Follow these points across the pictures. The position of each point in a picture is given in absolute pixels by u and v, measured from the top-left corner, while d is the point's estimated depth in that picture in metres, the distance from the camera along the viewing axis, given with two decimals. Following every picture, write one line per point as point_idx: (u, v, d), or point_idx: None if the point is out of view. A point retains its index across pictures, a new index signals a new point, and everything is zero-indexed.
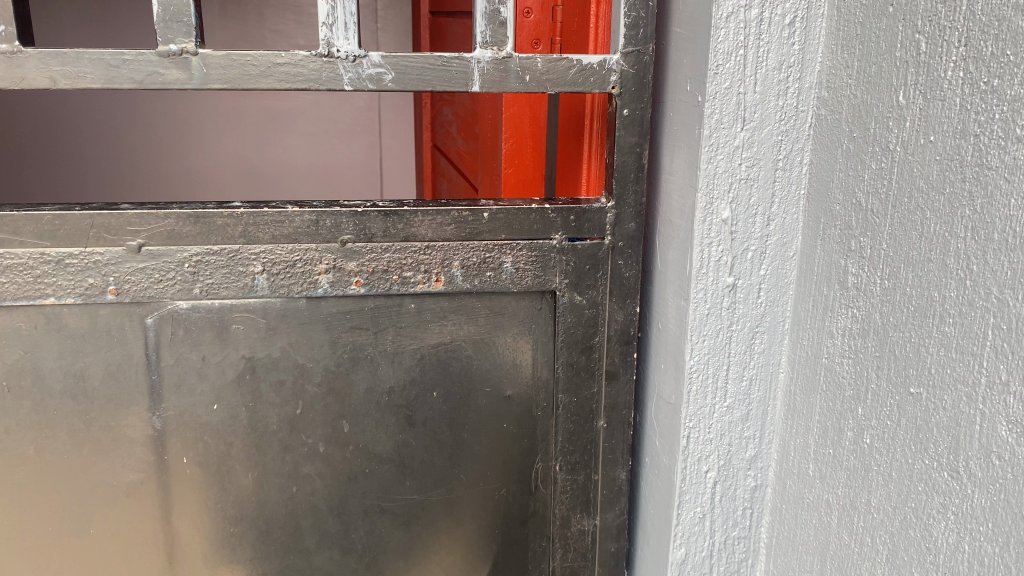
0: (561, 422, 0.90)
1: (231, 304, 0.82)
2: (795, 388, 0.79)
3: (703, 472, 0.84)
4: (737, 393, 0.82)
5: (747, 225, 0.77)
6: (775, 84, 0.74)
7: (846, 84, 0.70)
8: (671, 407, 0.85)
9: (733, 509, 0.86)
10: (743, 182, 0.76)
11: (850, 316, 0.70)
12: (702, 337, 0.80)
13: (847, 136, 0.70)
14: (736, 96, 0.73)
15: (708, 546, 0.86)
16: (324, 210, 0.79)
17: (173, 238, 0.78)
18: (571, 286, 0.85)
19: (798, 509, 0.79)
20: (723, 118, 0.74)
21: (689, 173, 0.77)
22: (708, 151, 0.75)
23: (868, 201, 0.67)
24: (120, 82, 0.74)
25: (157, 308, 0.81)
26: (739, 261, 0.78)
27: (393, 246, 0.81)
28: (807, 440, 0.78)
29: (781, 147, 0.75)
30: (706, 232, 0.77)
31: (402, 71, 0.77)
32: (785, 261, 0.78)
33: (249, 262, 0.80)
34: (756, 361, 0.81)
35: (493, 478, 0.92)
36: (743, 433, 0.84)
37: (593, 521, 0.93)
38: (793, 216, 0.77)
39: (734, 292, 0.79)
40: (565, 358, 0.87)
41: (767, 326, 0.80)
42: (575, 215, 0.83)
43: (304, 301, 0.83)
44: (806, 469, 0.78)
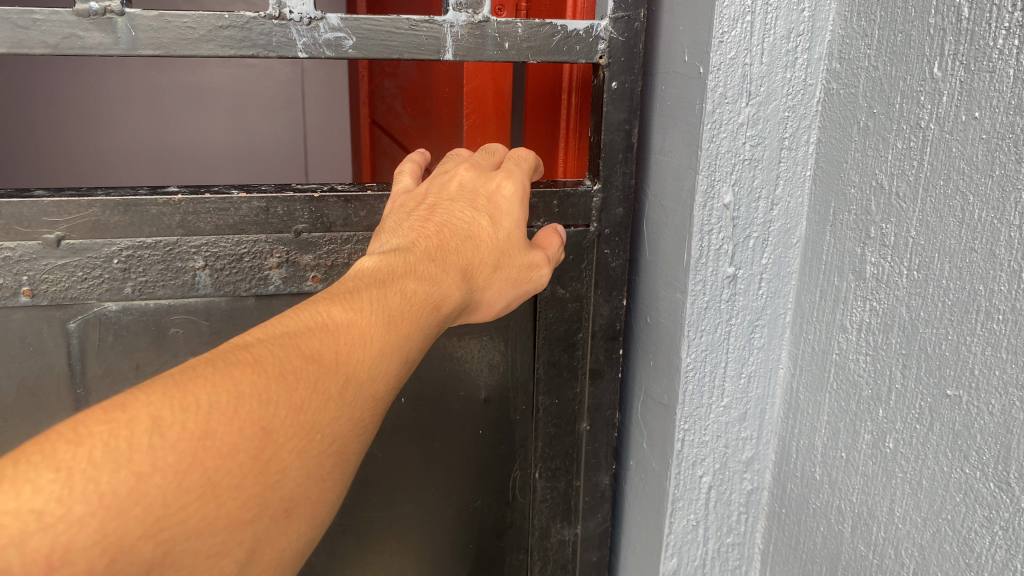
0: (542, 427, 0.82)
1: (169, 305, 0.72)
2: (798, 384, 0.74)
3: (698, 476, 0.78)
4: (736, 391, 0.76)
5: (750, 210, 0.71)
6: (783, 55, 0.67)
7: (864, 55, 0.63)
8: (663, 408, 0.78)
9: (728, 514, 0.80)
10: (747, 163, 0.69)
11: (868, 309, 0.64)
12: (700, 332, 0.73)
13: (865, 112, 0.63)
14: (741, 68, 0.66)
15: (701, 554, 0.81)
16: (276, 195, 0.70)
17: (98, 230, 0.67)
18: (554, 279, 0.78)
19: (802, 514, 0.73)
20: (727, 90, 0.67)
21: (688, 153, 0.69)
22: (711, 129, 0.67)
23: (892, 184, 0.61)
24: (30, 46, 0.63)
25: (82, 310, 0.70)
26: (740, 249, 0.72)
27: (355, 236, 0.73)
28: (813, 441, 0.72)
29: (788, 125, 0.69)
30: (706, 218, 0.69)
31: (364, 35, 0.68)
32: (788, 249, 0.72)
33: (189, 257, 0.70)
34: (755, 357, 0.76)
35: (466, 489, 0.83)
36: (739, 434, 0.78)
37: (573, 530, 0.86)
38: (797, 199, 0.71)
39: (734, 283, 0.72)
40: (546, 356, 0.80)
41: (767, 320, 0.74)
42: (558, 200, 0.75)
43: (253, 300, 0.73)
44: (811, 473, 0.72)
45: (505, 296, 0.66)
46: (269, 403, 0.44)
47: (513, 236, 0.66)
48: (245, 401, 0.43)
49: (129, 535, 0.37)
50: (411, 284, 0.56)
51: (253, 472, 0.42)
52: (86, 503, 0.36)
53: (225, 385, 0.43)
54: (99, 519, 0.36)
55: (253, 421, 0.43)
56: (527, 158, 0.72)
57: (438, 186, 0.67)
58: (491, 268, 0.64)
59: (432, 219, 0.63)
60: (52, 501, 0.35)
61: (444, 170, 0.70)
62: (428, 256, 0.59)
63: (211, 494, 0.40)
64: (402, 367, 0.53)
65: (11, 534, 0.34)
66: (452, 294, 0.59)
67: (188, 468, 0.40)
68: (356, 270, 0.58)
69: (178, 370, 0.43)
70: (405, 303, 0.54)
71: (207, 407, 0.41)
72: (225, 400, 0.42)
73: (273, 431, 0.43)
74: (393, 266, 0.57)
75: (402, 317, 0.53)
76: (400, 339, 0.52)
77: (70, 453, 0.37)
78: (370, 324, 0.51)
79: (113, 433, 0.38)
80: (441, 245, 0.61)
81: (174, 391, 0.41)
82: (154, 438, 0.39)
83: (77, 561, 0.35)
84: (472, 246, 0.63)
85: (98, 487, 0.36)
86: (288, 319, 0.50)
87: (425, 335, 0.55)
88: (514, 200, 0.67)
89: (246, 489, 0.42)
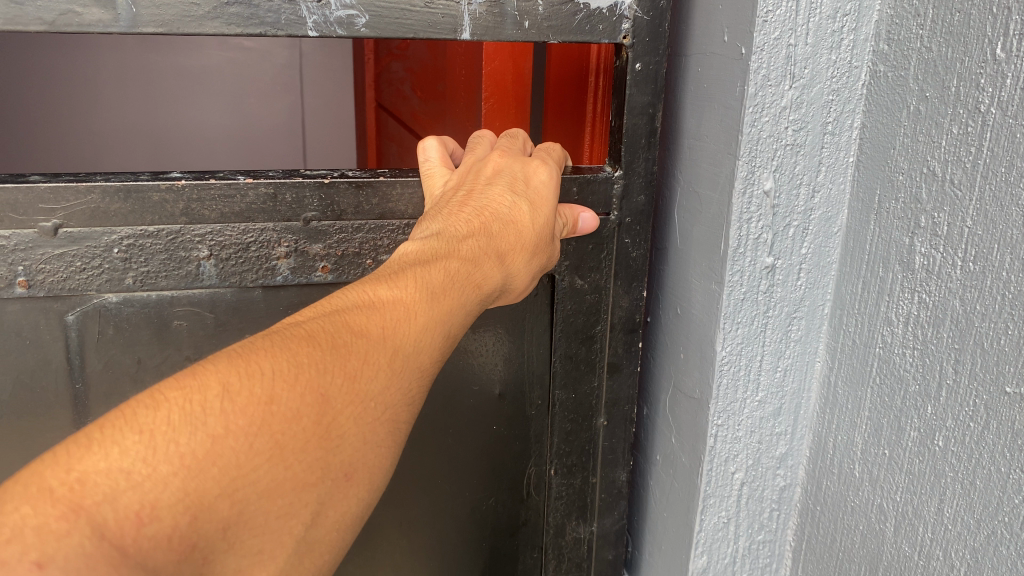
0: (558, 422, 0.78)
1: (171, 296, 0.68)
2: (836, 378, 0.69)
3: (731, 473, 0.75)
4: (771, 385, 0.72)
5: (791, 197, 0.66)
6: (828, 35, 0.62)
7: (916, 35, 0.58)
8: (694, 402, 0.74)
9: (760, 511, 0.77)
10: (789, 149, 0.65)
11: (914, 302, 0.59)
12: (735, 324, 0.69)
13: (915, 95, 0.58)
14: (785, 48, 0.62)
15: (731, 552, 0.77)
16: (284, 181, 0.67)
17: (97, 218, 0.64)
18: (572, 269, 0.74)
19: (837, 512, 0.69)
20: (770, 72, 0.62)
21: (726, 138, 0.66)
22: (752, 112, 0.63)
23: (946, 171, 0.55)
24: (26, 23, 0.59)
25: (80, 302, 0.67)
26: (779, 239, 0.67)
27: (367, 224, 0.69)
28: (853, 437, 0.67)
29: (831, 109, 0.64)
30: (745, 206, 0.66)
31: (378, 13, 0.65)
32: (829, 238, 0.68)
33: (192, 247, 0.67)
34: (792, 350, 0.71)
35: (481, 486, 0.79)
36: (773, 429, 0.74)
37: (588, 528, 0.83)
38: (839, 186, 0.66)
39: (771, 274, 0.69)
40: (564, 350, 0.77)
41: (805, 312, 0.70)
42: (579, 186, 0.72)
43: (259, 291, 0.70)
44: (850, 470, 0.67)
45: (533, 273, 0.66)
46: (324, 372, 0.47)
47: (545, 227, 0.65)
48: (304, 370, 0.46)
49: (208, 493, 0.40)
50: (453, 265, 0.58)
51: (314, 437, 0.45)
52: (169, 463, 0.39)
53: (284, 355, 0.46)
54: (181, 478, 0.39)
55: (312, 388, 0.46)
56: (555, 151, 0.71)
57: (473, 172, 0.67)
58: (527, 253, 0.64)
59: (469, 204, 0.63)
60: (138, 462, 0.38)
61: (477, 156, 0.69)
62: (468, 239, 0.60)
63: (278, 454, 0.43)
64: (445, 342, 0.56)
65: (105, 490, 0.37)
66: (490, 276, 0.61)
67: (257, 432, 0.42)
68: (398, 254, 0.60)
69: (241, 345, 0.46)
70: (447, 282, 0.56)
71: (269, 375, 0.44)
72: (285, 368, 0.45)
73: (331, 398, 0.46)
74: (435, 248, 0.59)
75: (444, 295, 0.56)
76: (441, 315, 0.55)
77: (150, 417, 0.40)
78: (414, 302, 0.54)
79: (188, 399, 0.41)
80: (482, 229, 0.62)
81: (239, 361, 0.44)
82: (225, 404, 0.42)
83: (164, 516, 0.38)
84: (513, 230, 0.63)
85: (179, 448, 0.39)
86: (336, 299, 0.53)
87: (465, 312, 0.58)
88: (547, 186, 0.67)
89: (309, 452, 0.45)
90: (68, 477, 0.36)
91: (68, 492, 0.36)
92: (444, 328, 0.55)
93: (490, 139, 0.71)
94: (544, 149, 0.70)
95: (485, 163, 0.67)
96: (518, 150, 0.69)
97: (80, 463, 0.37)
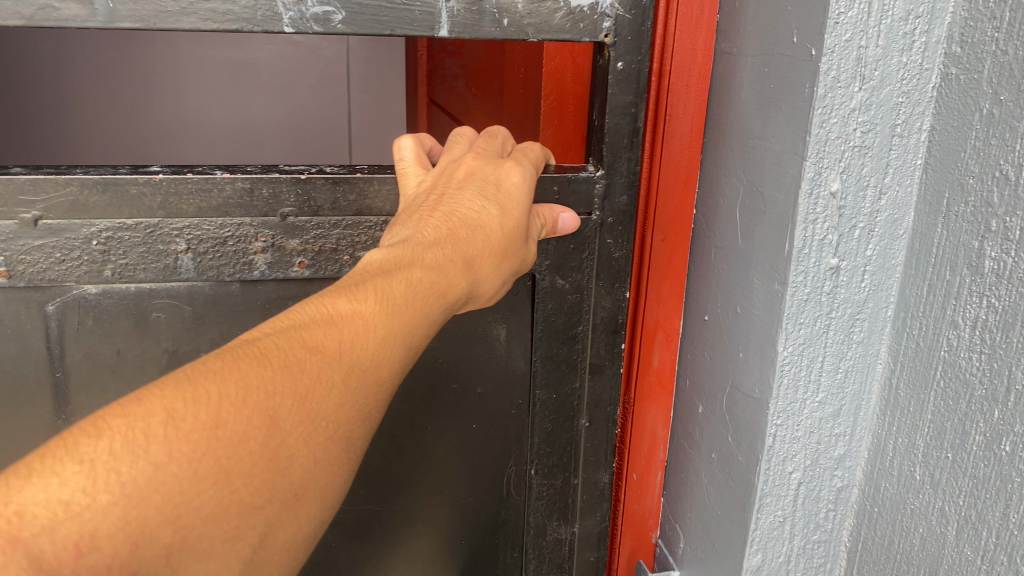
0: (538, 423, 0.78)
1: (150, 289, 0.69)
2: (900, 381, 0.60)
3: (787, 473, 0.65)
4: (831, 386, 0.63)
5: (857, 198, 0.57)
6: (899, 37, 0.54)
7: (990, 38, 0.51)
8: (752, 402, 0.64)
9: (815, 511, 0.67)
10: (857, 151, 0.56)
11: (983, 306, 0.51)
12: (798, 325, 0.60)
13: (990, 98, 0.50)
14: (856, 52, 0.53)
15: (786, 552, 0.68)
16: (261, 176, 0.67)
17: (77, 210, 0.65)
18: (553, 269, 0.73)
19: (896, 515, 0.61)
20: (841, 73, 0.54)
21: (792, 139, 0.57)
22: (821, 115, 0.54)
23: (1018, 175, 0.48)
24: (4, 18, 0.60)
25: (61, 293, 0.67)
26: (844, 240, 0.59)
27: (344, 220, 0.69)
28: (914, 440, 0.59)
29: (900, 112, 0.56)
30: (811, 208, 0.57)
31: (355, 9, 0.64)
32: (894, 242, 0.59)
33: (171, 240, 0.67)
34: (853, 352, 0.62)
35: (460, 485, 0.79)
36: (832, 430, 0.65)
37: (570, 529, 0.82)
38: (908, 188, 0.58)
39: (836, 275, 0.59)
40: (544, 349, 0.76)
41: (869, 313, 0.61)
42: (559, 184, 0.71)
43: (237, 285, 0.70)
44: (912, 472, 0.59)
45: (504, 276, 0.66)
46: (274, 394, 0.47)
47: (516, 231, 0.65)
48: (252, 393, 0.46)
49: (149, 521, 0.40)
50: (416, 274, 0.58)
51: (262, 459, 0.45)
52: (110, 492, 0.39)
53: (233, 378, 0.46)
54: (122, 507, 0.39)
55: (260, 411, 0.45)
56: (534, 152, 0.70)
57: (447, 175, 0.66)
58: (497, 258, 0.64)
59: (439, 210, 0.63)
60: (77, 492, 0.38)
61: (453, 155, 0.69)
62: (434, 246, 0.60)
63: (224, 479, 0.43)
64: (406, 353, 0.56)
65: (43, 521, 0.36)
66: (456, 283, 0.61)
67: (201, 457, 0.42)
68: (363, 262, 0.61)
69: (189, 368, 0.46)
70: (409, 293, 0.57)
71: (216, 400, 0.44)
72: (233, 392, 0.45)
73: (279, 419, 0.46)
74: (398, 257, 0.59)
75: (405, 308, 0.56)
76: (402, 328, 0.55)
77: (91, 446, 0.39)
78: (373, 316, 0.54)
79: (131, 426, 0.41)
80: (449, 235, 0.62)
81: (186, 385, 0.44)
82: (169, 430, 0.42)
83: (103, 546, 0.37)
84: (482, 236, 0.63)
85: (119, 477, 0.39)
86: (294, 313, 0.53)
87: (428, 323, 0.58)
88: (521, 189, 0.66)
89: (256, 475, 0.45)
90: (4, 509, 0.36)
91: (5, 525, 0.35)
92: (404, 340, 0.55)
93: (468, 138, 0.71)
94: (521, 150, 0.69)
95: (460, 165, 0.67)
96: (493, 152, 0.69)
97: (18, 494, 0.37)
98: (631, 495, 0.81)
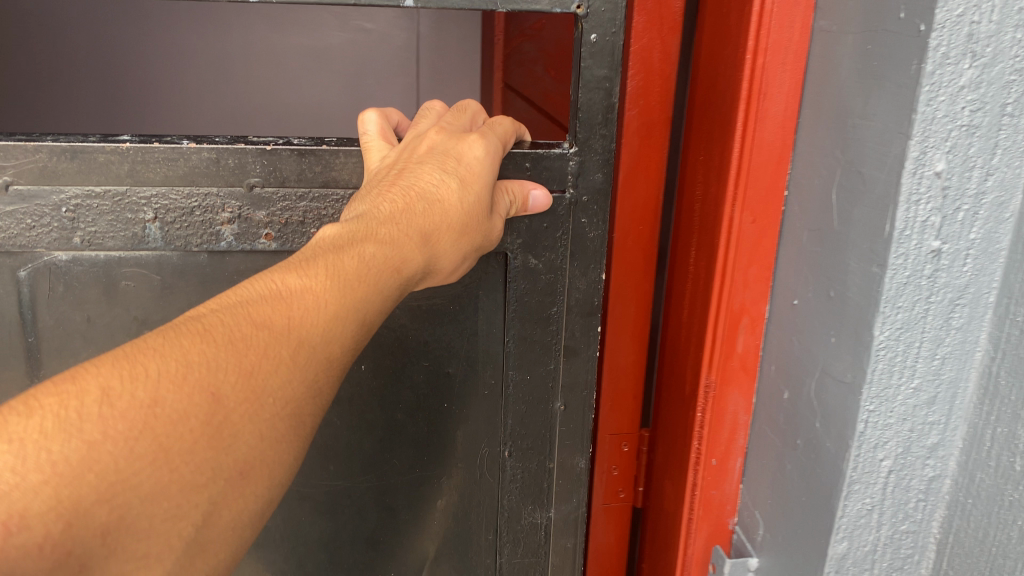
0: (511, 405, 0.76)
1: (119, 257, 0.69)
2: (1000, 369, 0.54)
3: (878, 460, 0.59)
4: (927, 372, 0.57)
5: (963, 178, 0.52)
6: (1015, 12, 0.49)
7: None
8: (844, 388, 0.59)
9: (904, 500, 0.61)
10: (964, 130, 0.51)
11: None
12: (896, 309, 0.54)
13: None
14: (968, 27, 0.48)
15: (872, 540, 0.61)
16: (227, 146, 0.67)
17: (46, 177, 0.66)
18: (525, 248, 0.72)
19: (992, 511, 0.55)
20: (950, 48, 0.49)
21: (897, 117, 0.51)
22: (928, 93, 0.49)
23: None
24: None
25: (32, 259, 0.68)
26: (948, 221, 0.53)
27: (311, 192, 0.69)
28: (1016, 432, 0.53)
29: (1013, 90, 0.50)
30: (914, 188, 0.51)
31: None
32: (1000, 225, 0.53)
33: (138, 208, 0.68)
34: (953, 336, 0.56)
35: (431, 464, 0.78)
36: (925, 418, 0.58)
37: (546, 513, 0.81)
38: (1017, 168, 0.52)
39: (938, 258, 0.53)
40: (517, 330, 0.74)
41: (971, 298, 0.55)
42: (531, 160, 0.69)
43: (205, 256, 0.70)
44: (1010, 467, 0.53)
45: (465, 251, 0.65)
46: (218, 369, 0.47)
47: (478, 205, 0.64)
48: (193, 369, 0.46)
49: (83, 500, 0.40)
50: (370, 248, 0.57)
51: (204, 437, 0.45)
52: (41, 471, 0.40)
53: (174, 355, 0.46)
54: (53, 486, 0.40)
55: (201, 388, 0.46)
56: (504, 126, 0.69)
57: (409, 149, 0.66)
58: (457, 233, 0.63)
59: (398, 184, 0.62)
60: (7, 471, 0.39)
61: (419, 130, 0.68)
62: (388, 220, 0.59)
63: (164, 458, 0.43)
64: (361, 330, 0.55)
65: None
66: (412, 257, 0.60)
67: (137, 437, 0.43)
68: (318, 238, 0.60)
69: (128, 344, 0.47)
70: (362, 267, 0.56)
71: (154, 377, 0.45)
72: (173, 368, 0.46)
73: (223, 396, 0.47)
74: (352, 232, 0.58)
75: (359, 282, 0.55)
76: (354, 304, 0.54)
77: (21, 425, 0.40)
78: (323, 292, 0.53)
79: (63, 404, 0.42)
80: (405, 210, 0.61)
81: (123, 361, 0.45)
82: (103, 408, 0.42)
83: (33, 525, 0.38)
84: (439, 210, 0.62)
85: (50, 455, 0.40)
86: (242, 289, 0.53)
87: (383, 299, 0.57)
88: (484, 163, 0.65)
89: (199, 452, 0.45)
90: None
91: None
92: (357, 317, 0.54)
93: (438, 112, 0.70)
94: (489, 123, 0.68)
95: (423, 139, 0.66)
96: (460, 126, 0.68)
97: None
98: (710, 480, 0.77)
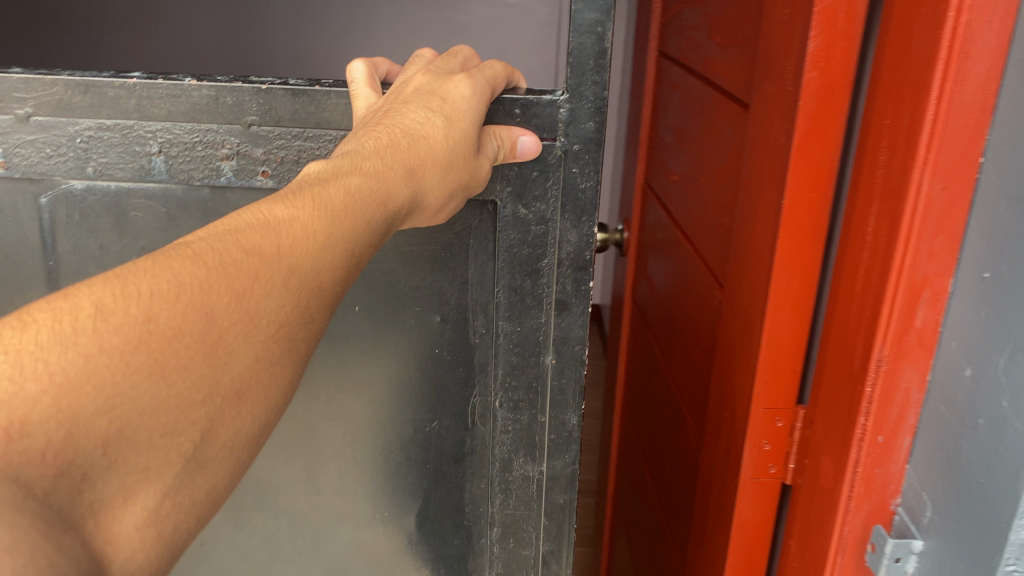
0: (501, 354, 0.75)
1: (128, 188, 0.73)
2: None
3: None
4: None
5: None
6: None
7: None
8: None
9: None
10: None
11: None
12: None
13: None
14: None
15: None
16: (225, 84, 0.69)
17: (63, 109, 0.70)
18: (514, 197, 0.71)
19: None
20: None
21: None
22: None
23: None
24: None
25: (51, 187, 0.73)
26: None
27: (305, 132, 0.70)
28: None
29: None
30: None
31: None
32: None
33: (145, 141, 0.71)
34: None
35: (421, 409, 0.79)
36: None
37: (537, 468, 0.79)
38: None
39: None
40: (507, 280, 0.73)
41: None
42: (520, 108, 0.69)
43: (208, 191, 0.73)
44: None
45: (451, 189, 0.65)
46: (211, 291, 0.45)
47: (465, 143, 0.64)
48: (186, 290, 0.44)
49: (83, 411, 0.39)
50: (354, 180, 0.57)
51: (201, 355, 0.44)
52: (39, 381, 0.38)
53: (167, 275, 0.45)
54: (53, 397, 0.38)
55: (196, 306, 0.44)
56: (494, 70, 0.69)
57: (396, 92, 0.67)
58: (442, 169, 0.63)
59: (383, 121, 0.63)
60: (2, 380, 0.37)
61: (406, 75, 0.70)
62: (372, 154, 0.59)
63: (160, 373, 0.42)
64: (352, 262, 0.55)
65: None
66: (398, 190, 0.60)
67: (134, 351, 0.41)
68: (303, 173, 0.60)
69: (116, 267, 0.45)
70: (349, 199, 0.56)
71: (147, 295, 0.43)
72: (166, 288, 0.44)
73: (218, 316, 0.45)
74: (337, 166, 0.58)
75: (346, 214, 0.55)
76: (342, 233, 0.54)
77: (16, 335, 0.39)
78: (310, 223, 0.52)
79: (57, 318, 0.40)
80: (390, 145, 0.61)
81: (116, 281, 0.43)
82: (98, 322, 0.41)
83: (37, 432, 0.37)
84: (425, 145, 0.62)
85: (47, 366, 0.38)
86: (231, 219, 0.52)
87: (370, 231, 0.56)
88: (469, 102, 0.65)
89: (196, 369, 0.44)
90: None
91: None
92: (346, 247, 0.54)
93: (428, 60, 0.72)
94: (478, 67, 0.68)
95: (411, 82, 0.68)
96: (448, 70, 0.69)
97: None
98: (875, 458, 0.68)
